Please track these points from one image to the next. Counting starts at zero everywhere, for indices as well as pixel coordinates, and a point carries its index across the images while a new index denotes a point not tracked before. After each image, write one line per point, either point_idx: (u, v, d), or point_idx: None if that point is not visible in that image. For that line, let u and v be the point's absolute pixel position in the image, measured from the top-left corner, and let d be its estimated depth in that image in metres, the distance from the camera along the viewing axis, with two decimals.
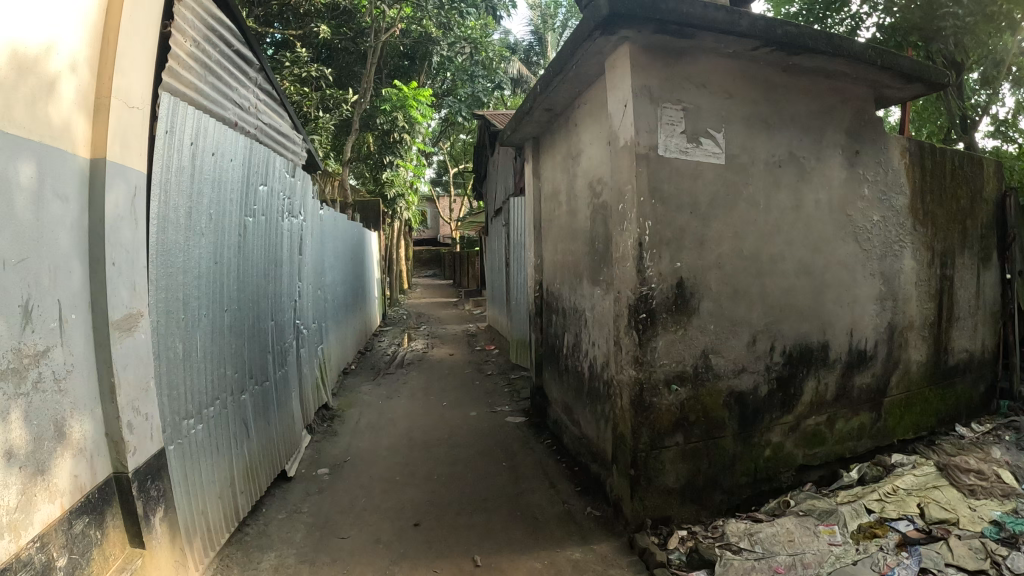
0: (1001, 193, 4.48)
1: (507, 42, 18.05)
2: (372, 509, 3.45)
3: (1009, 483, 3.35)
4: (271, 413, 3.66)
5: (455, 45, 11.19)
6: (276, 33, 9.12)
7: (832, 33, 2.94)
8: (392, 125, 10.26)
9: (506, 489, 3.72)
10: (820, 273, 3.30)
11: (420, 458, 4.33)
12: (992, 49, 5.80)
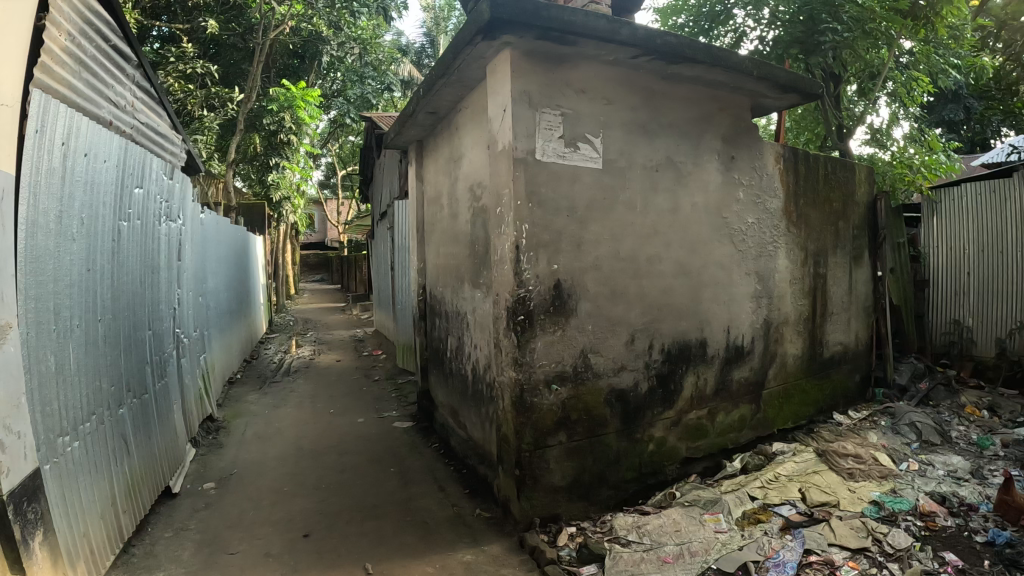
0: (874, 196, 4.83)
1: (400, 42, 17.87)
2: (261, 521, 3.34)
3: (884, 466, 3.68)
4: (152, 427, 3.47)
5: (344, 45, 11.02)
6: (162, 26, 8.78)
7: (711, 44, 3.06)
8: (279, 125, 9.97)
9: (396, 495, 3.68)
10: (697, 273, 3.44)
11: (309, 467, 4.22)
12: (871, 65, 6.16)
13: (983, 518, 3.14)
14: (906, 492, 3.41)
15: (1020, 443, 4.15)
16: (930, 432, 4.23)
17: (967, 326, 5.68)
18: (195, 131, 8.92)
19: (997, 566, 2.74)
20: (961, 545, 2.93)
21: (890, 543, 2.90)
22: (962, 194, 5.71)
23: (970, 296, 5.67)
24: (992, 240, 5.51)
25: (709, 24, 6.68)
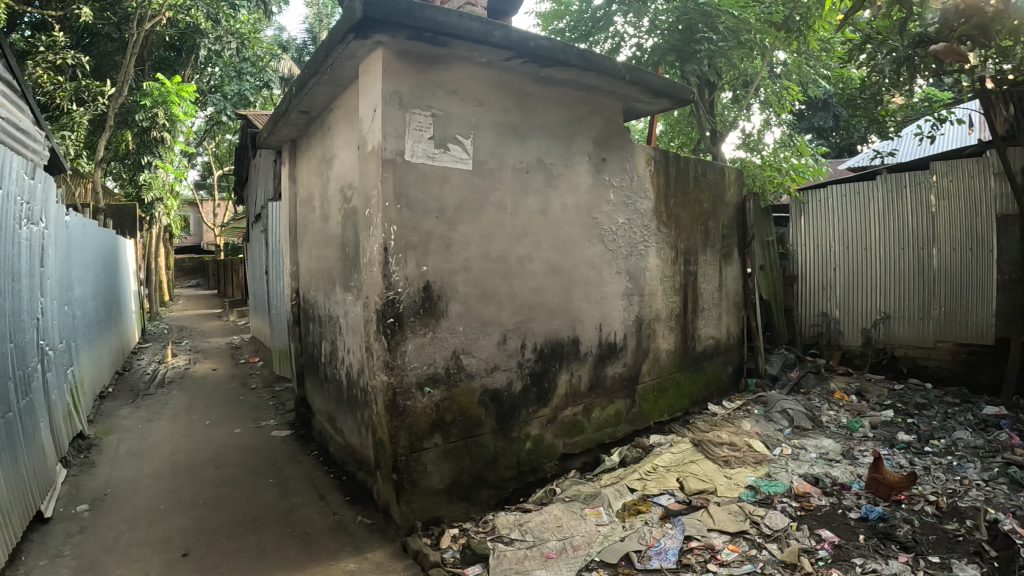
0: (742, 198, 5.06)
1: (282, 38, 17.36)
2: (137, 543, 3.15)
3: (758, 452, 3.87)
4: (19, 448, 3.20)
5: (222, 39, 10.62)
6: (32, 12, 8.17)
7: (583, 48, 3.12)
8: (152, 123, 9.44)
9: (276, 506, 3.56)
10: (568, 272, 3.50)
11: (185, 483, 4.02)
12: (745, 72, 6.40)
13: (856, 496, 3.37)
14: (781, 475, 3.60)
15: (887, 425, 4.54)
16: (802, 418, 4.49)
17: (834, 318, 6.07)
18: (62, 126, 8.28)
19: (872, 540, 2.95)
20: (836, 522, 3.13)
21: (768, 525, 3.06)
22: (829, 197, 6.04)
23: (836, 291, 6.03)
24: (856, 238, 5.89)
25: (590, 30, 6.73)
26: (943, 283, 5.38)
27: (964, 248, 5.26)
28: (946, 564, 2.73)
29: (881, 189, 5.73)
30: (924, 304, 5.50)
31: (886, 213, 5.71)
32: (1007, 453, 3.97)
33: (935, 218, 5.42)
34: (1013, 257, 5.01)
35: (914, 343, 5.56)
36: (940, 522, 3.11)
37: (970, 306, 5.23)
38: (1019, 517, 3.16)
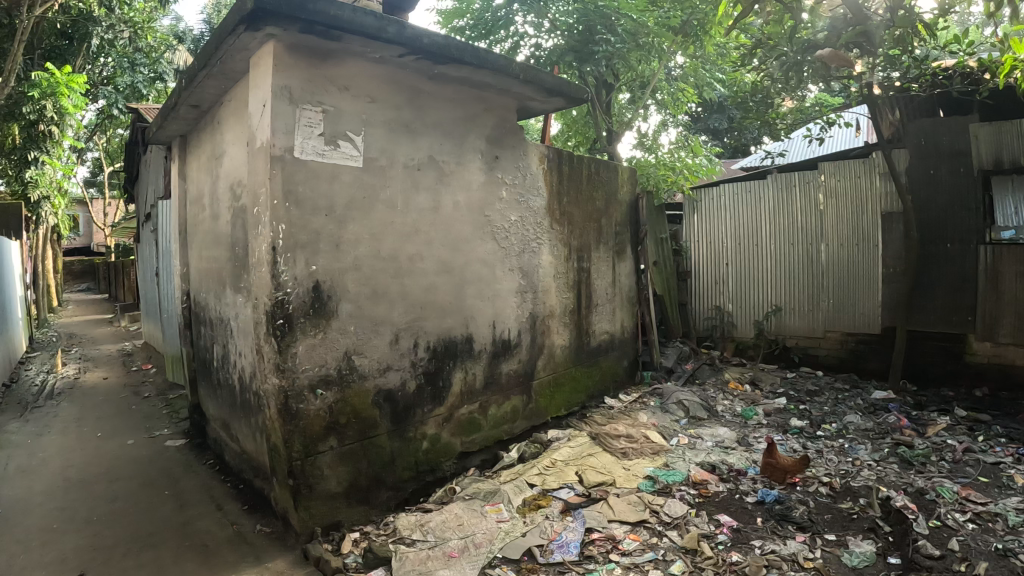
0: (634, 195, 5.19)
1: (178, 29, 16.60)
2: (26, 566, 2.95)
3: (654, 443, 3.98)
4: None
5: (114, 28, 10.20)
6: None
7: (477, 46, 3.13)
8: (39, 115, 8.68)
9: (172, 519, 3.41)
10: (459, 270, 3.50)
11: (76, 499, 3.80)
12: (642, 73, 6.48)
13: (752, 480, 3.52)
14: (679, 464, 3.71)
15: (780, 411, 4.78)
16: (697, 407, 4.65)
17: (727, 312, 6.38)
18: None
19: (770, 522, 3.09)
20: (734, 506, 3.25)
21: (668, 513, 3.14)
22: (721, 195, 6.31)
23: (728, 285, 6.35)
24: (747, 235, 6.20)
25: (484, 31, 6.46)
26: (830, 276, 5.74)
27: (850, 244, 5.63)
28: (842, 541, 2.92)
29: (771, 188, 6.05)
30: (812, 297, 5.85)
31: (775, 211, 6.04)
32: (894, 433, 4.30)
33: (823, 216, 5.78)
34: (895, 253, 5.41)
35: (804, 334, 5.92)
36: (835, 502, 3.29)
37: (856, 298, 5.61)
38: (908, 494, 3.40)
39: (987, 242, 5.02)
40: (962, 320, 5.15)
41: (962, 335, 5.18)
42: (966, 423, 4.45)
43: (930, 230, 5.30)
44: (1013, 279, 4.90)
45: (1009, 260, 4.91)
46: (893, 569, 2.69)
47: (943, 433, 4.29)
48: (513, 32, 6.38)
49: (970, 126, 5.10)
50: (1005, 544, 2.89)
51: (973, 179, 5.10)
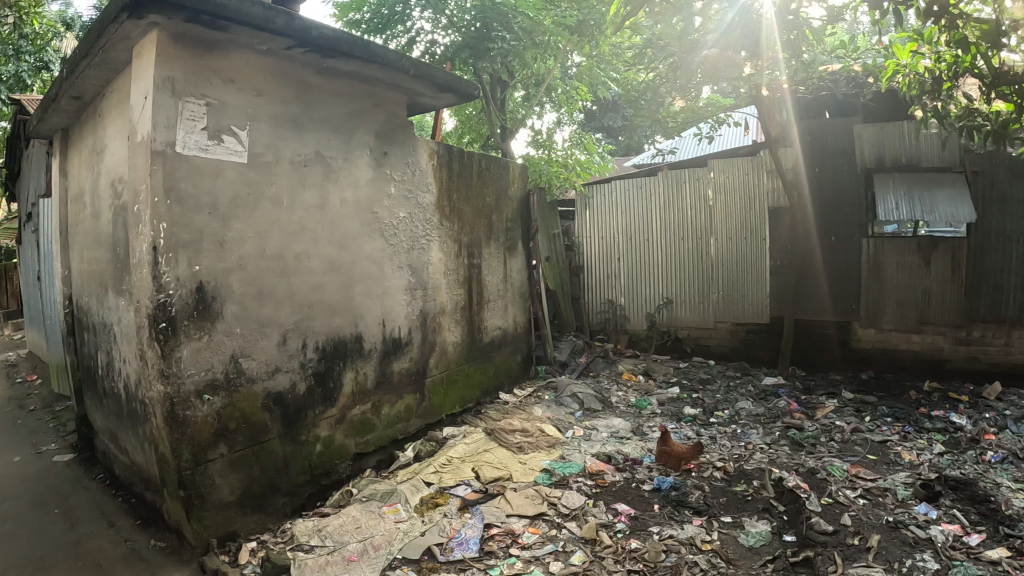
0: (525, 192, 5.24)
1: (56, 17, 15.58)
2: None
3: (550, 436, 4.03)
4: None
5: None
6: None
7: (367, 40, 3.08)
8: None
9: (59, 539, 3.19)
10: (347, 268, 3.42)
11: None
12: (537, 70, 6.44)
13: (647, 469, 3.61)
14: (574, 457, 3.76)
15: (675, 400, 4.93)
16: (591, 400, 4.76)
17: (620, 305, 6.61)
18: None
19: (667, 508, 3.17)
20: (631, 495, 3.33)
21: (565, 504, 3.18)
22: (613, 190, 6.52)
23: (621, 279, 6.58)
24: (639, 230, 6.43)
25: (378, 25, 6.15)
26: (720, 269, 6.02)
27: (738, 238, 5.92)
28: (737, 522, 3.03)
29: (662, 184, 6.27)
30: (703, 290, 6.13)
31: (666, 206, 6.27)
32: (784, 417, 4.53)
33: (712, 212, 6.03)
34: (782, 245, 5.75)
35: (695, 325, 6.19)
36: (729, 485, 3.42)
37: (746, 289, 5.92)
38: (801, 474, 3.59)
39: (869, 235, 5.41)
40: (847, 309, 5.56)
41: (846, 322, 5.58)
42: (853, 406, 4.78)
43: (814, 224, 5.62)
44: (893, 269, 5.35)
45: (890, 253, 5.35)
46: (789, 546, 2.84)
47: (832, 415, 4.57)
48: (409, 28, 6.14)
49: (854, 126, 5.45)
50: (895, 516, 3.13)
51: (856, 176, 5.45)
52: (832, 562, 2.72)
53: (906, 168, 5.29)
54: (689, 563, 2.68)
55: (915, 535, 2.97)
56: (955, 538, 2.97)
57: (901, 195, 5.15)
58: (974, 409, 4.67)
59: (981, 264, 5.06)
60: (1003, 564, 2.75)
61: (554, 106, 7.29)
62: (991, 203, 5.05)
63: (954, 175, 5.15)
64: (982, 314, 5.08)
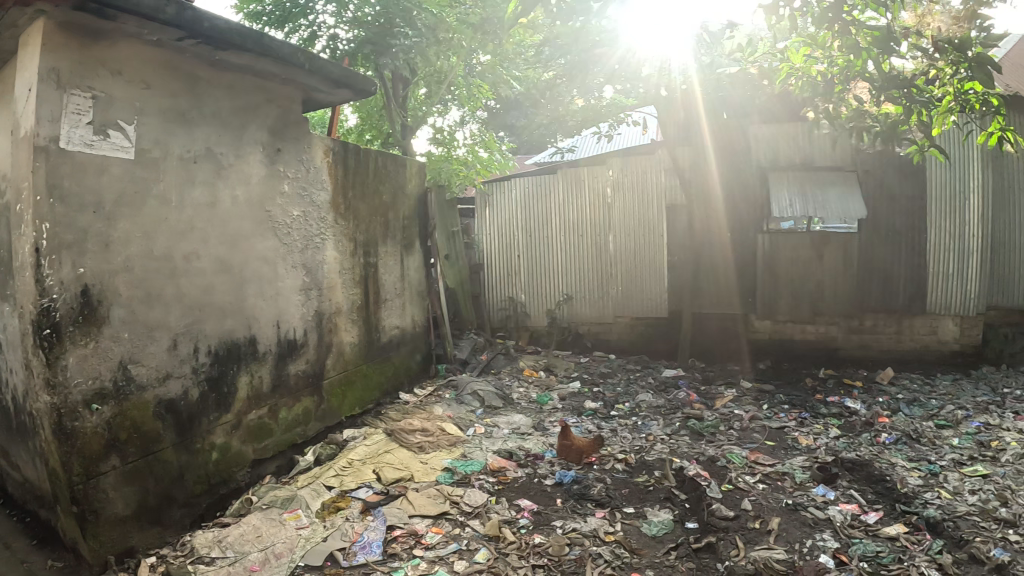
0: (423, 189, 5.18)
1: None
2: None
3: (450, 435, 3.99)
4: None
5: None
6: None
7: (260, 33, 2.98)
8: None
9: None
10: (238, 268, 3.30)
11: None
12: (439, 69, 6.41)
13: (550, 464, 3.62)
14: (476, 455, 3.74)
15: (575, 395, 5.02)
16: (492, 397, 4.74)
17: (519, 302, 6.72)
18: None
19: (569, 502, 3.19)
20: (533, 490, 3.33)
21: (468, 503, 3.15)
22: (512, 188, 6.61)
23: (521, 277, 6.69)
24: (539, 227, 6.59)
25: (280, 18, 5.93)
26: (619, 265, 6.38)
27: (636, 234, 6.32)
28: (641, 512, 3.08)
29: (562, 182, 6.48)
30: (603, 286, 6.45)
31: (566, 204, 6.50)
32: (684, 407, 4.66)
33: (611, 209, 6.37)
34: (679, 241, 6.20)
35: (595, 320, 6.50)
36: (630, 477, 3.47)
37: (643, 285, 6.32)
38: (702, 462, 3.68)
39: (766, 231, 5.91)
40: (743, 301, 6.09)
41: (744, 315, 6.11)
42: (751, 395, 5.04)
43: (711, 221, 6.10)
44: (786, 263, 5.93)
45: (784, 248, 5.92)
46: (691, 533, 2.90)
47: (731, 405, 4.75)
48: (312, 21, 5.95)
49: (751, 128, 5.95)
50: (793, 499, 3.25)
51: (753, 174, 5.92)
52: (733, 545, 2.79)
53: (801, 167, 5.85)
54: (593, 555, 2.70)
55: (815, 515, 3.11)
56: (854, 516, 3.13)
57: (794, 192, 5.70)
58: (867, 395, 5.13)
59: (871, 257, 5.84)
60: (900, 539, 2.95)
61: (458, 105, 7.24)
62: (881, 200, 5.82)
63: (844, 174, 5.79)
64: (869, 303, 5.88)
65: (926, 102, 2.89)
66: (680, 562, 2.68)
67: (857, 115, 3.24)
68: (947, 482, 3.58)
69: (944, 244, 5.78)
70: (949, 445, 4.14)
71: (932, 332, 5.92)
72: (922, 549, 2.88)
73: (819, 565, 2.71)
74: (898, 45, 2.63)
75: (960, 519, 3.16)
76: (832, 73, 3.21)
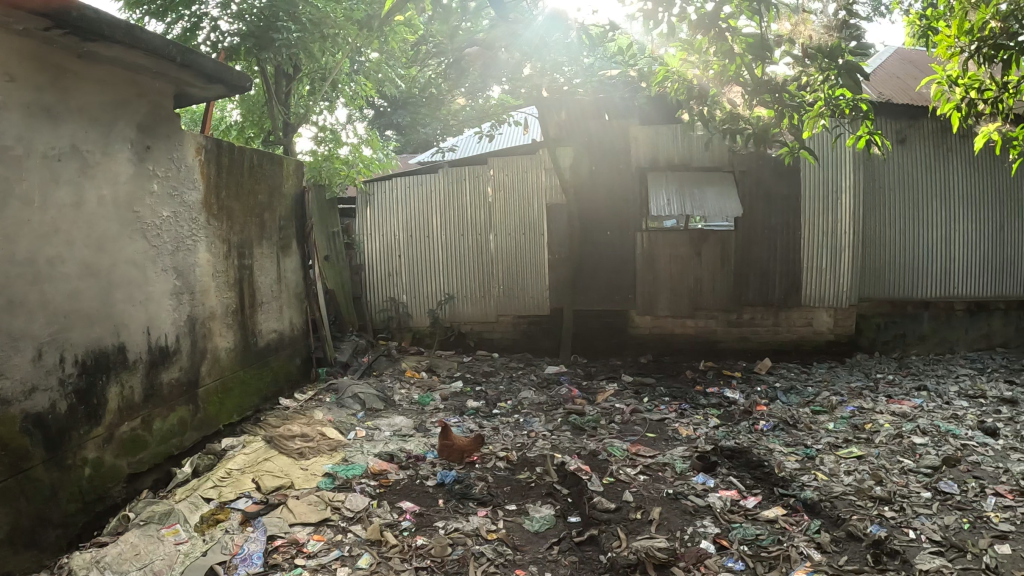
0: (301, 188, 5.11)
1: None
2: None
3: (331, 439, 3.94)
4: None
5: None
6: None
7: (130, 25, 2.86)
8: None
9: None
10: (105, 273, 3.13)
11: None
12: (324, 65, 6.29)
13: (431, 465, 3.64)
14: (357, 458, 3.71)
15: (456, 395, 5.10)
16: (373, 399, 4.71)
17: (401, 302, 6.64)
18: None
19: (451, 502, 3.23)
20: (415, 491, 3.35)
21: (349, 508, 3.14)
22: (393, 188, 6.54)
23: (401, 277, 6.62)
24: (419, 227, 6.56)
25: (161, 6, 5.65)
26: (500, 264, 6.46)
27: (517, 234, 6.41)
28: (522, 509, 3.17)
29: (442, 181, 6.48)
30: (483, 285, 6.51)
31: (447, 203, 6.49)
32: (566, 404, 4.84)
33: (491, 208, 6.43)
34: (559, 239, 6.35)
35: (478, 320, 6.57)
36: (513, 474, 3.56)
37: (525, 284, 6.44)
38: (583, 456, 3.76)
39: (643, 230, 6.23)
40: (623, 298, 6.36)
41: (626, 312, 6.41)
42: (632, 389, 5.25)
43: (591, 220, 6.27)
44: (666, 261, 6.28)
45: (662, 247, 6.26)
46: (574, 527, 3.01)
47: (611, 398, 4.96)
48: (195, 11, 5.70)
49: (630, 129, 6.17)
50: (674, 488, 3.36)
51: (633, 175, 6.21)
52: (616, 537, 2.89)
53: (679, 167, 6.17)
54: (475, 553, 2.78)
55: (695, 503, 3.21)
56: (733, 502, 3.24)
57: (671, 192, 5.97)
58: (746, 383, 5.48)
59: (747, 254, 6.24)
60: (779, 521, 3.07)
61: (345, 102, 7.13)
62: (757, 199, 6.22)
63: (721, 174, 6.15)
64: (747, 298, 6.29)
65: (799, 107, 2.98)
66: (562, 556, 2.78)
67: (730, 118, 3.27)
68: (824, 464, 3.75)
69: (815, 241, 6.25)
70: (825, 429, 4.35)
71: (807, 323, 6.47)
72: (801, 529, 3.02)
73: (700, 552, 2.80)
74: (771, 52, 2.73)
75: (837, 499, 3.31)
76: (705, 77, 3.20)
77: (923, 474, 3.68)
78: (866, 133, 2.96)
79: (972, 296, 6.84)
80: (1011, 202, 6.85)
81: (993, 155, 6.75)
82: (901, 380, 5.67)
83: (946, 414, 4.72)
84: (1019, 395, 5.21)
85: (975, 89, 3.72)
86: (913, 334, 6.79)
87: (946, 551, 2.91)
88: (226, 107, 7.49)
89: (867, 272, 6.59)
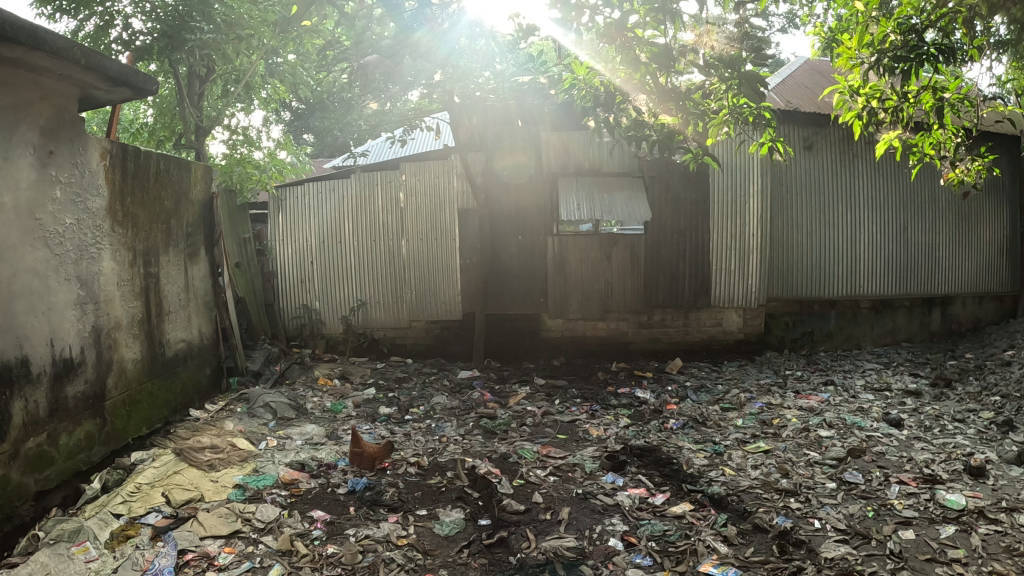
0: (210, 193, 5.03)
1: None
2: None
3: (242, 450, 3.89)
4: None
5: None
6: None
7: (32, 27, 2.79)
8: None
9: None
10: (5, 283, 2.99)
11: None
12: (236, 66, 6.17)
13: (342, 473, 3.65)
14: (267, 468, 3.68)
15: (368, 402, 5.10)
16: (285, 408, 4.67)
17: (314, 309, 6.55)
18: None
19: (362, 509, 3.25)
20: (326, 500, 3.35)
21: (260, 518, 3.12)
22: (305, 193, 6.47)
23: (314, 284, 6.53)
24: (332, 232, 6.49)
25: (73, 3, 5.50)
26: (412, 270, 6.47)
27: (428, 240, 6.43)
28: (434, 513, 3.21)
29: (354, 186, 6.45)
30: (396, 291, 6.50)
31: (358, 209, 6.46)
32: (478, 408, 4.89)
33: (403, 213, 6.44)
34: (471, 243, 6.41)
35: (390, 325, 6.56)
36: (424, 479, 3.58)
37: (437, 288, 6.47)
38: (495, 459, 3.82)
39: (555, 234, 6.34)
40: (535, 301, 6.46)
41: (539, 314, 6.52)
42: (544, 391, 5.36)
43: (501, 225, 6.36)
44: (576, 265, 6.39)
45: (572, 250, 6.37)
46: (484, 529, 3.06)
47: (523, 401, 5.05)
48: (109, 8, 5.54)
49: (542, 134, 6.29)
50: (584, 488, 3.44)
51: (545, 180, 6.34)
52: (525, 538, 2.97)
53: (590, 172, 6.32)
54: (386, 560, 2.82)
55: (604, 502, 3.30)
56: (641, 499, 3.35)
57: (581, 197, 6.17)
58: (657, 382, 5.64)
59: (656, 257, 6.44)
60: (686, 516, 3.18)
61: (261, 104, 7.01)
62: (666, 204, 6.41)
63: (631, 179, 6.33)
64: (657, 299, 6.49)
65: (701, 115, 3.06)
66: (472, 559, 2.84)
67: (636, 125, 3.25)
68: (731, 460, 3.89)
69: (723, 243, 6.49)
70: (734, 425, 4.51)
71: (717, 324, 6.70)
72: (708, 523, 3.12)
73: (608, 549, 2.89)
74: (673, 63, 2.79)
75: (743, 492, 3.44)
76: (611, 84, 3.32)
77: (828, 465, 3.85)
78: (770, 138, 2.97)
79: (875, 293, 7.18)
80: (910, 204, 7.23)
81: (895, 160, 7.11)
82: (809, 375, 5.93)
83: (852, 407, 4.95)
84: (921, 387, 5.50)
85: (875, 98, 3.89)
86: (821, 331, 7.08)
87: (851, 539, 3.05)
88: (138, 109, 7.31)
89: (774, 272, 6.82)
